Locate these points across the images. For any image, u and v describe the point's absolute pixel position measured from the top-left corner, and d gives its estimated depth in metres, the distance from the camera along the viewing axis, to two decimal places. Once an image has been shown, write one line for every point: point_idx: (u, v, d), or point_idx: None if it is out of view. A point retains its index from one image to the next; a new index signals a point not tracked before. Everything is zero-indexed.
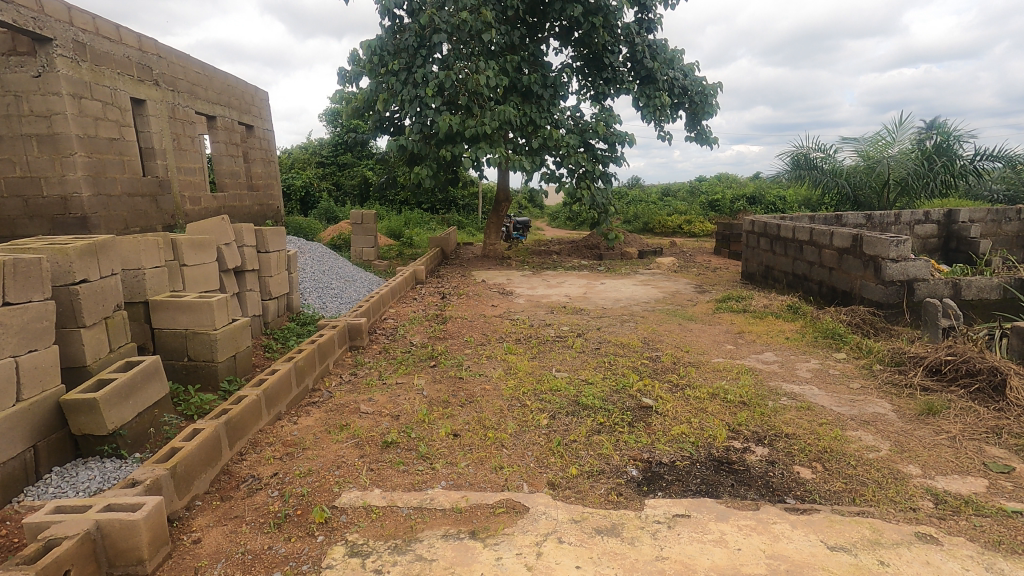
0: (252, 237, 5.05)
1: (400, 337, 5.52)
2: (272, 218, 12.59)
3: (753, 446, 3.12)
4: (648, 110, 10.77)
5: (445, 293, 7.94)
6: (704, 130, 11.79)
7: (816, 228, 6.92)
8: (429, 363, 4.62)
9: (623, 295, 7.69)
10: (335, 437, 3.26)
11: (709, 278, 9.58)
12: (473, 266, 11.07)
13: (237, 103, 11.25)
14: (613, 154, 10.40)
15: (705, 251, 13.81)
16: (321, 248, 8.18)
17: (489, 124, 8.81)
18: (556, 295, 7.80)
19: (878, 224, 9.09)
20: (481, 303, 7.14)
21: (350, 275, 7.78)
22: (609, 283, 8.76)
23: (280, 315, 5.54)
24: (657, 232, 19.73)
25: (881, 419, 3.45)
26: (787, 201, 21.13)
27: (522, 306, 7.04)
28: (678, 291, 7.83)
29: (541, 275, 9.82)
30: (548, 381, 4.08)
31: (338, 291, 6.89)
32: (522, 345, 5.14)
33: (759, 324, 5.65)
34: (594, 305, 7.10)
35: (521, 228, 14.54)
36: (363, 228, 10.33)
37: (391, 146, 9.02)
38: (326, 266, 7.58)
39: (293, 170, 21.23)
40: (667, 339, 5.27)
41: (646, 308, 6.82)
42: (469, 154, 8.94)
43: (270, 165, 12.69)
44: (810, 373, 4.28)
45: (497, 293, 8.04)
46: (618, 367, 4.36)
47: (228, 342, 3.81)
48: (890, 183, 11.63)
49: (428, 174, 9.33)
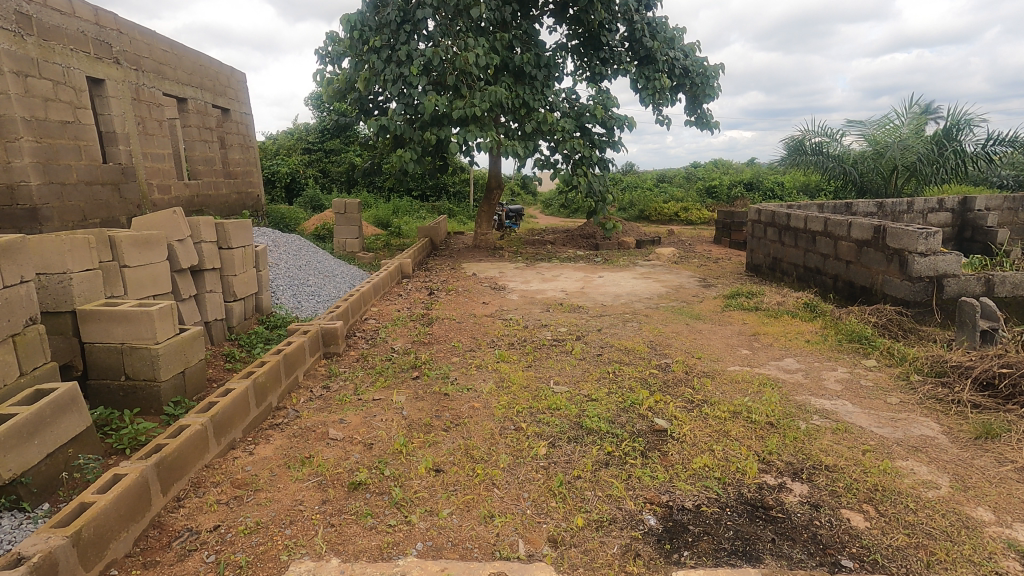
0: (212, 232, 4.50)
1: (382, 342, 5.00)
2: (252, 207, 11.97)
3: (789, 482, 2.63)
4: (648, 92, 10.19)
5: (432, 288, 7.42)
6: (704, 114, 11.25)
7: (831, 218, 6.46)
8: (411, 374, 4.11)
9: (623, 289, 7.21)
10: (295, 474, 2.75)
11: (712, 270, 9.11)
12: (463, 258, 10.53)
13: (210, 85, 10.58)
14: (610, 139, 9.85)
15: (704, 240, 13.35)
16: (299, 240, 7.61)
17: (478, 105, 8.21)
18: (552, 290, 7.30)
19: (890, 212, 8.65)
20: (471, 300, 6.61)
21: (331, 270, 7.22)
22: (608, 276, 8.27)
23: (248, 318, 5.00)
24: (653, 220, 19.29)
25: (932, 444, 2.98)
26: (785, 187, 20.72)
27: (516, 303, 6.53)
28: (682, 285, 7.36)
29: (535, 268, 9.31)
30: (545, 398, 3.57)
31: (316, 289, 6.35)
32: (516, 350, 4.64)
33: (775, 325, 5.16)
34: (593, 301, 6.62)
35: (514, 217, 14.06)
36: (346, 218, 9.74)
37: (373, 129, 8.37)
38: (303, 260, 7.01)
39: (279, 156, 20.55)
40: (677, 342, 4.78)
41: (649, 305, 6.33)
42: (456, 138, 8.32)
43: (249, 151, 12.03)
44: (840, 384, 3.81)
45: (488, 288, 7.53)
46: (624, 379, 3.86)
47: (174, 356, 3.28)
48: (898, 168, 11.20)
49: (412, 158, 8.67)
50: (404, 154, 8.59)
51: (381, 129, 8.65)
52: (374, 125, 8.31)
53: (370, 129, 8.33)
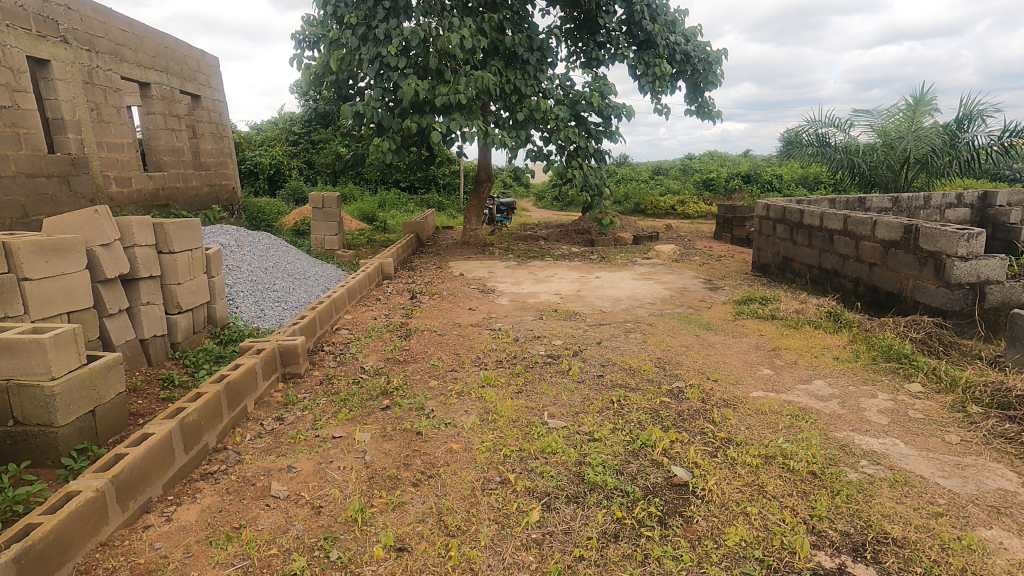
0: (149, 233, 3.84)
1: (351, 358, 4.38)
2: (227, 200, 11.27)
3: (850, 566, 2.06)
4: (647, 80, 9.55)
5: (415, 291, 6.80)
6: (705, 103, 10.63)
7: (851, 215, 5.90)
8: (380, 403, 3.49)
9: (623, 292, 6.62)
10: (216, 555, 2.14)
11: (715, 269, 8.55)
12: (450, 255, 9.92)
13: (178, 69, 9.83)
14: (607, 129, 9.23)
15: (703, 235, 12.82)
16: (268, 239, 6.96)
17: (463, 91, 7.54)
18: (546, 294, 6.70)
19: (905, 208, 8.17)
20: (457, 306, 5.99)
21: (302, 271, 6.58)
22: (605, 276, 7.69)
23: (197, 332, 4.36)
24: (649, 213, 18.74)
25: (1016, 504, 2.41)
26: (784, 179, 20.27)
27: (506, 310, 5.91)
28: (686, 287, 6.78)
29: (526, 267, 8.70)
30: (538, 437, 2.98)
31: (283, 294, 5.71)
32: (504, 370, 4.04)
33: (796, 337, 4.58)
34: (590, 307, 6.03)
35: (506, 211, 13.48)
36: (324, 213, 9.07)
37: (349, 115, 7.70)
38: (271, 260, 6.35)
39: (261, 147, 19.80)
40: (688, 360, 4.19)
41: (652, 312, 5.74)
42: (440, 126, 7.68)
43: (222, 141, 11.28)
44: (885, 416, 3.23)
45: (476, 290, 6.92)
46: (631, 412, 3.27)
47: (80, 393, 2.65)
48: (909, 160, 10.65)
49: (391, 148, 8.00)
50: (381, 143, 7.91)
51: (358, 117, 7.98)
52: (349, 111, 7.64)
53: (346, 115, 7.66)
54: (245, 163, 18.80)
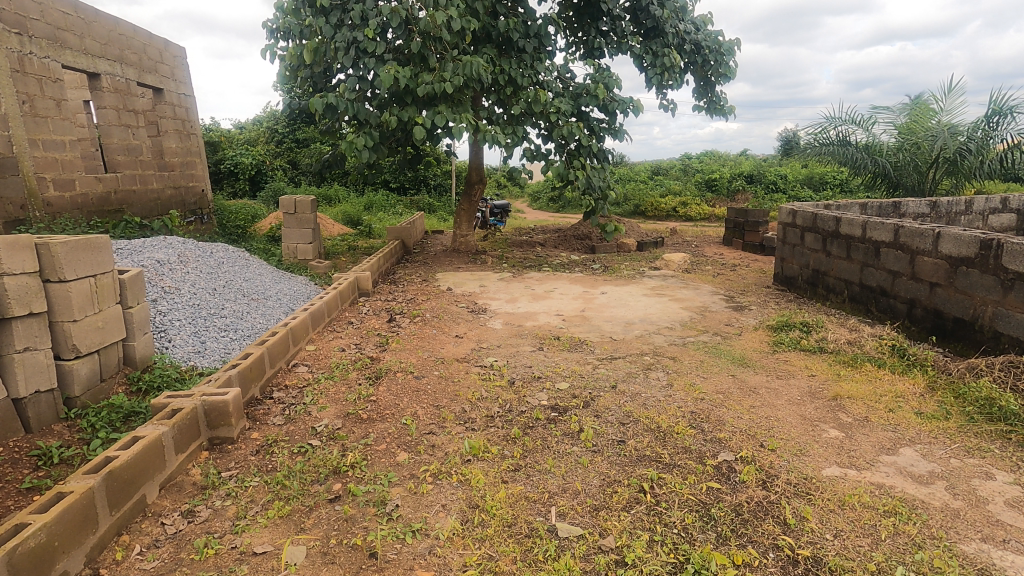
0: (28, 259, 2.93)
1: (303, 413, 3.45)
2: (194, 204, 10.33)
3: None
4: (655, 72, 8.68)
5: (394, 312, 5.88)
6: (716, 99, 9.76)
7: (904, 224, 5.05)
8: (329, 492, 2.58)
9: (634, 313, 5.73)
10: None
11: (732, 281, 7.68)
12: (439, 265, 9.01)
13: (135, 59, 8.87)
14: (611, 125, 8.34)
15: (711, 241, 11.99)
16: (223, 252, 6.02)
17: (450, 79, 6.64)
18: (545, 315, 5.82)
19: (945, 214, 7.34)
20: (442, 333, 5.08)
21: (261, 290, 5.65)
22: (611, 291, 6.82)
23: (105, 380, 3.44)
24: (650, 216, 17.94)
25: None
26: (788, 180, 19.58)
27: (499, 338, 5.01)
28: (707, 307, 5.91)
29: (522, 279, 7.81)
30: (546, 561, 2.09)
31: (233, 321, 4.77)
32: (496, 432, 3.13)
33: (858, 381, 3.70)
34: (597, 332, 5.16)
35: (499, 214, 12.61)
36: (297, 219, 8.13)
37: (319, 108, 6.74)
38: (224, 277, 5.42)
39: (243, 146, 18.88)
40: (730, 414, 3.30)
41: (671, 340, 4.85)
42: (424, 120, 6.76)
43: (189, 139, 10.31)
44: (1020, 515, 2.36)
45: (465, 310, 6.01)
46: (672, 510, 2.37)
47: None
48: (938, 161, 9.80)
49: (368, 145, 7.05)
50: (356, 139, 6.95)
51: (330, 109, 7.02)
52: (319, 102, 6.68)
53: (316, 108, 6.71)
54: (225, 163, 17.84)
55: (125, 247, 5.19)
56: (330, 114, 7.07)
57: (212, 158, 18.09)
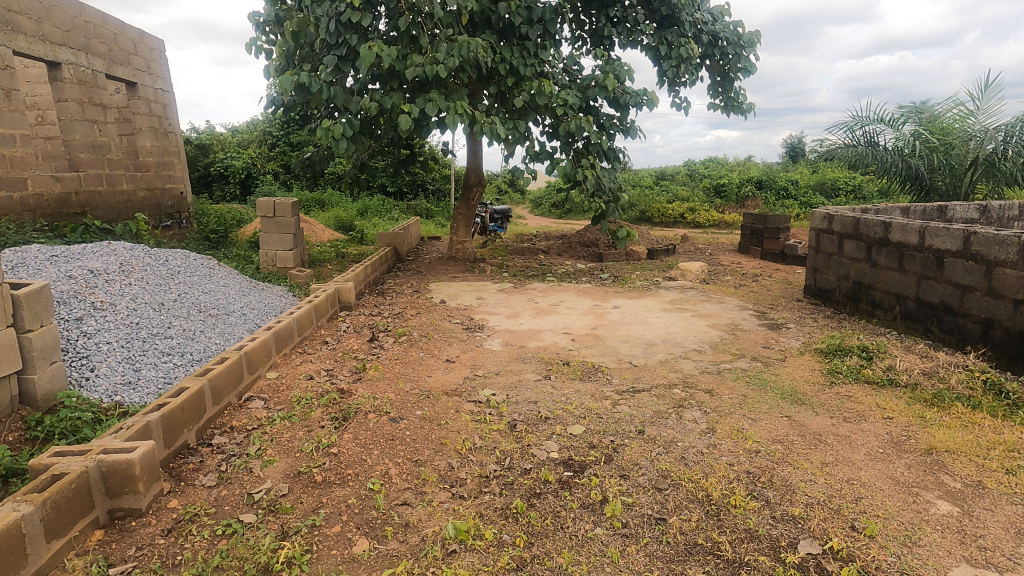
0: None
1: (243, 470, 2.67)
2: (172, 207, 9.61)
3: None
4: (670, 64, 7.99)
5: (378, 330, 5.11)
6: (734, 96, 9.02)
7: (976, 230, 4.31)
8: None
9: (655, 332, 4.96)
10: None
11: (757, 294, 6.93)
12: (433, 273, 8.27)
13: (104, 48, 8.16)
14: (622, 123, 7.62)
15: (725, 248, 11.27)
16: (181, 260, 5.28)
17: (444, 61, 5.94)
18: (551, 333, 5.06)
19: (995, 219, 6.59)
20: (431, 358, 4.31)
21: (221, 303, 4.88)
22: (624, 305, 6.08)
23: None
24: (656, 222, 17.25)
25: None
26: (800, 186, 18.91)
27: (498, 363, 4.24)
28: (737, 325, 5.14)
29: (524, 289, 7.05)
30: None
31: (180, 342, 3.99)
32: (493, 503, 2.36)
33: (951, 429, 2.93)
34: (613, 356, 4.41)
35: (500, 219, 11.89)
36: (276, 223, 7.37)
37: (290, 88, 6.06)
38: (176, 288, 4.66)
39: (235, 148, 18.23)
40: (800, 476, 2.52)
41: (703, 367, 4.08)
42: (412, 108, 6.05)
43: (167, 138, 9.60)
44: None
45: (459, 327, 5.24)
46: None
47: None
48: (976, 164, 9.04)
49: (345, 134, 6.33)
50: (332, 126, 6.25)
51: (303, 91, 6.34)
52: (291, 81, 6.00)
53: (286, 88, 6.03)
54: (215, 166, 17.16)
55: (59, 254, 4.46)
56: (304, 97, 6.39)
57: (202, 161, 17.41)
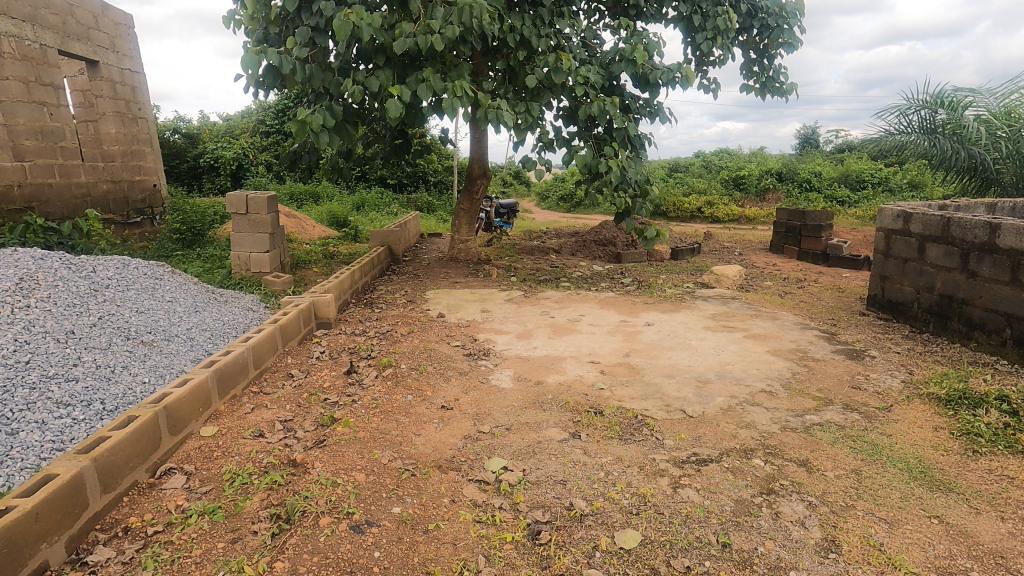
0: None
1: None
2: (142, 202, 8.64)
3: None
4: (705, 37, 6.95)
5: (360, 358, 4.10)
6: (773, 76, 7.96)
7: None
8: None
9: (705, 363, 3.95)
10: None
11: (810, 305, 5.90)
12: (431, 277, 7.27)
13: (57, 20, 7.15)
14: (651, 105, 6.59)
15: (754, 247, 10.23)
16: (114, 275, 4.30)
17: (440, 30, 4.89)
18: (574, 362, 4.06)
19: None
20: (422, 403, 3.31)
21: (160, 325, 3.90)
22: (658, 321, 5.07)
23: None
24: (672, 216, 16.20)
25: None
26: (824, 178, 17.80)
27: (509, 411, 3.23)
28: (806, 352, 4.13)
29: (537, 299, 6.04)
30: None
31: (88, 386, 3.01)
32: None
33: None
34: (658, 398, 3.40)
35: (506, 213, 10.86)
36: (249, 222, 6.36)
37: (254, 70, 4.84)
38: (97, 312, 3.69)
39: (226, 137, 17.21)
40: None
41: (782, 421, 3.07)
42: (403, 89, 5.01)
43: (135, 125, 8.61)
44: None
45: (461, 353, 4.24)
46: None
47: None
48: None
49: (327, 126, 5.20)
50: (311, 116, 5.09)
51: (272, 73, 5.17)
52: (252, 59, 4.80)
53: (248, 69, 4.81)
54: (205, 156, 16.10)
55: None
56: (272, 80, 5.22)
57: (192, 151, 16.31)
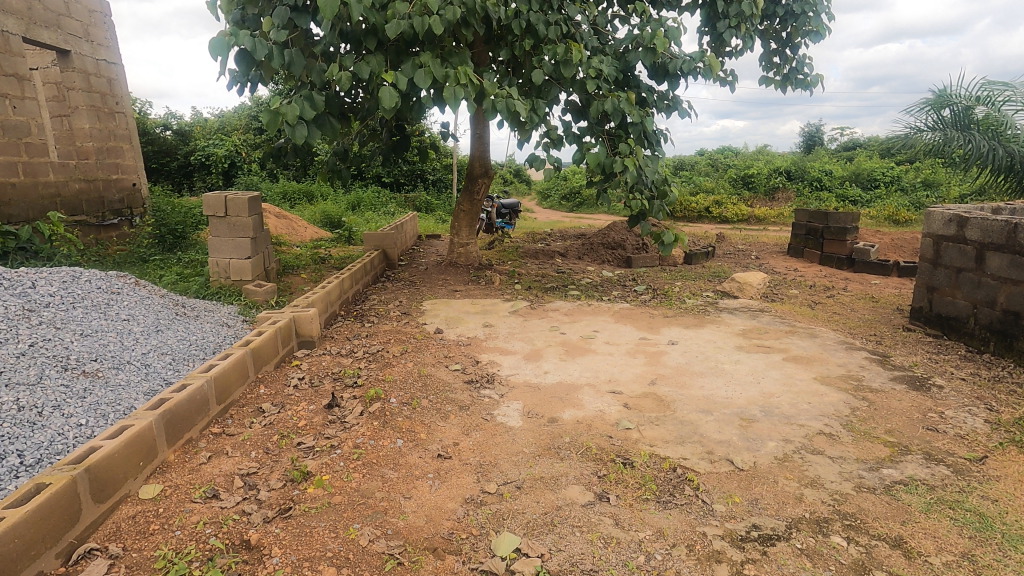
0: None
1: None
2: (120, 203, 8.06)
3: None
4: (727, 24, 6.37)
5: (344, 387, 3.53)
6: (797, 67, 7.39)
7: None
8: None
9: (745, 394, 3.39)
10: None
11: (847, 318, 5.34)
12: (429, 284, 6.70)
13: (22, 6, 6.55)
14: (668, 99, 6.02)
15: (770, 250, 9.67)
16: (56, 293, 3.74)
17: (439, 11, 4.33)
18: (591, 392, 3.49)
19: None
20: (413, 451, 2.74)
21: (108, 352, 3.32)
22: (682, 338, 4.51)
23: None
24: (678, 217, 15.65)
25: None
26: (835, 177, 17.26)
27: (519, 460, 2.67)
28: (860, 380, 3.56)
29: (544, 311, 5.48)
30: None
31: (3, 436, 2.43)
32: None
33: None
34: (696, 443, 2.84)
35: (508, 214, 10.29)
36: (228, 225, 5.78)
37: (224, 53, 4.27)
38: (26, 344, 3.12)
39: (218, 134, 16.63)
40: None
41: (854, 476, 2.51)
42: (397, 76, 4.44)
43: (112, 120, 8.02)
44: None
45: (460, 380, 3.67)
46: None
47: None
48: None
49: (305, 116, 4.62)
50: (288, 105, 4.51)
51: (246, 58, 4.60)
52: (222, 41, 4.23)
53: (218, 52, 4.24)
54: (195, 154, 15.52)
55: None
56: (246, 66, 4.64)
57: (182, 149, 15.70)
